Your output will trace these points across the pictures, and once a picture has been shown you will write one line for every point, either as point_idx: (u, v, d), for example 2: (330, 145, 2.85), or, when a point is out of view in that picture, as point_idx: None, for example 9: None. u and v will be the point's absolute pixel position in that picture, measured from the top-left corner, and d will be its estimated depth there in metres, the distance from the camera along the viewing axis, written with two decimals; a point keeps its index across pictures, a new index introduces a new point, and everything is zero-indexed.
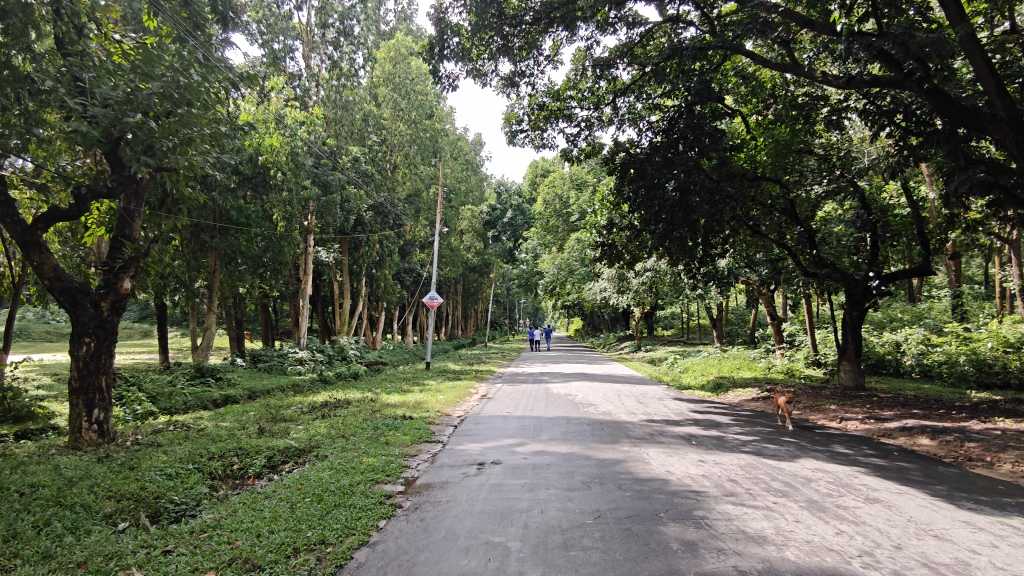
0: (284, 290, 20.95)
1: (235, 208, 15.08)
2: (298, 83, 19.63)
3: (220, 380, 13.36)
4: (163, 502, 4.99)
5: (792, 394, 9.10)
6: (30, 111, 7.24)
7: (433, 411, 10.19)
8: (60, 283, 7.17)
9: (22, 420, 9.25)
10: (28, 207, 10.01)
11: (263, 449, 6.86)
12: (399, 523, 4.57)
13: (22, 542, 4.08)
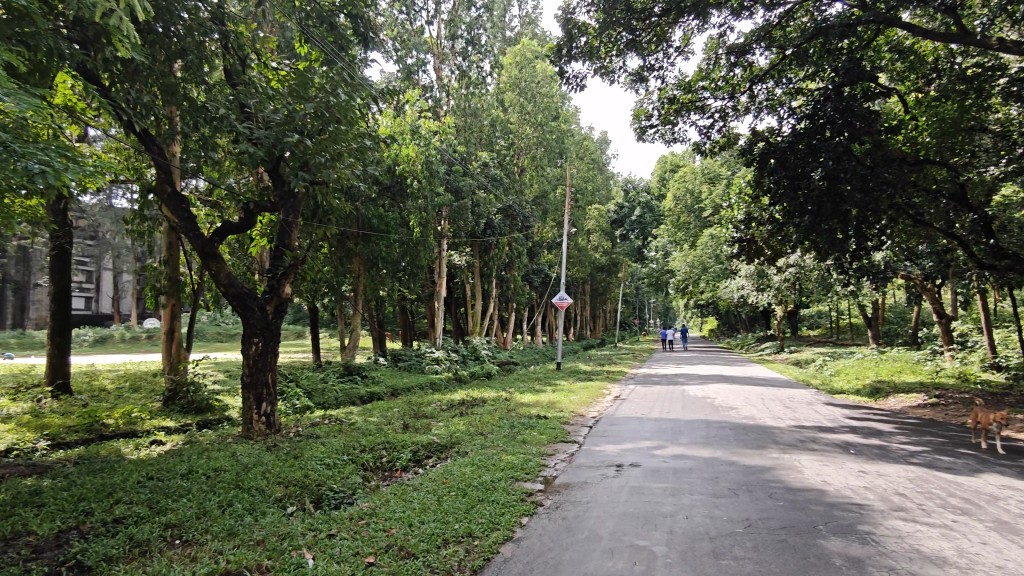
0: (421, 293, 21.94)
1: (376, 216, 16.04)
2: (430, 94, 20.55)
3: (366, 377, 14.27)
4: (324, 489, 5.42)
5: (999, 411, 7.40)
6: (206, 136, 8.16)
7: (567, 411, 10.22)
8: (233, 289, 8.01)
9: (203, 411, 10.44)
10: (204, 223, 11.27)
11: (409, 443, 7.23)
12: (542, 520, 4.63)
13: (211, 520, 4.61)
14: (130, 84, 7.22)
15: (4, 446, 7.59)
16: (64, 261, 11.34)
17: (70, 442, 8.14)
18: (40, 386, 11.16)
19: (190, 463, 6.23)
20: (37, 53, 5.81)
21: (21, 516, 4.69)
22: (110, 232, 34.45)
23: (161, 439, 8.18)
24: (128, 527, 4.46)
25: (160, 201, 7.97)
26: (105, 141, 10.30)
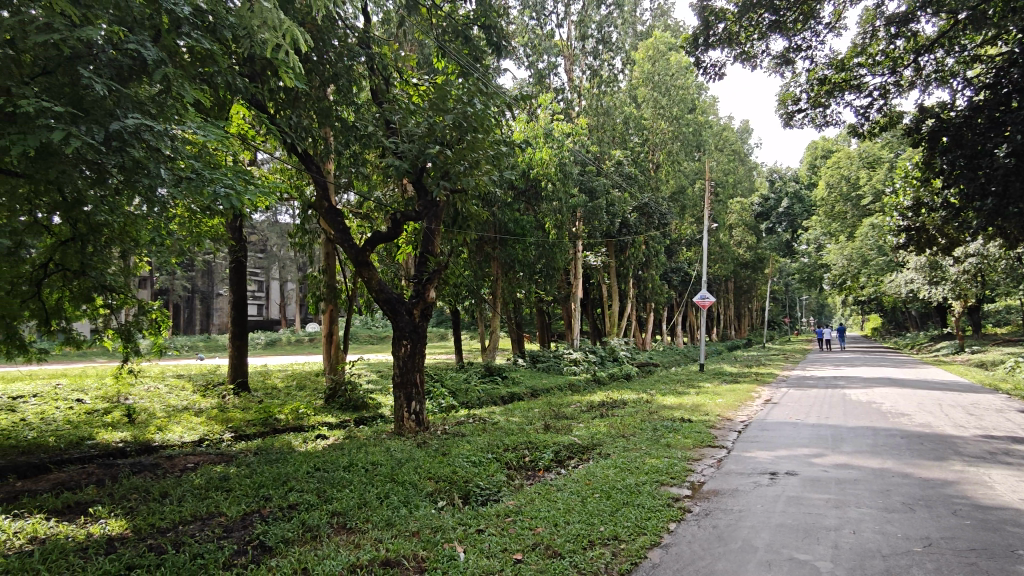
0: (557, 295, 22.10)
1: (512, 220, 16.40)
2: (562, 97, 20.69)
3: (506, 378, 14.63)
4: (472, 485, 5.62)
5: None
6: (357, 152, 8.77)
7: (713, 414, 9.81)
8: (384, 294, 8.55)
9: (360, 408, 11.25)
10: (357, 233, 12.12)
11: (551, 444, 7.30)
12: (691, 527, 4.48)
13: (371, 509, 4.95)
14: (292, 110, 7.95)
15: (198, 436, 8.66)
16: (241, 273, 12.70)
17: (249, 434, 9.12)
18: (225, 383, 12.61)
19: (350, 456, 6.73)
20: (217, 89, 6.57)
21: (214, 499, 5.33)
22: (276, 246, 38.11)
23: (324, 434, 8.93)
24: (300, 513, 4.91)
25: (319, 216, 8.72)
26: (272, 164, 11.43)
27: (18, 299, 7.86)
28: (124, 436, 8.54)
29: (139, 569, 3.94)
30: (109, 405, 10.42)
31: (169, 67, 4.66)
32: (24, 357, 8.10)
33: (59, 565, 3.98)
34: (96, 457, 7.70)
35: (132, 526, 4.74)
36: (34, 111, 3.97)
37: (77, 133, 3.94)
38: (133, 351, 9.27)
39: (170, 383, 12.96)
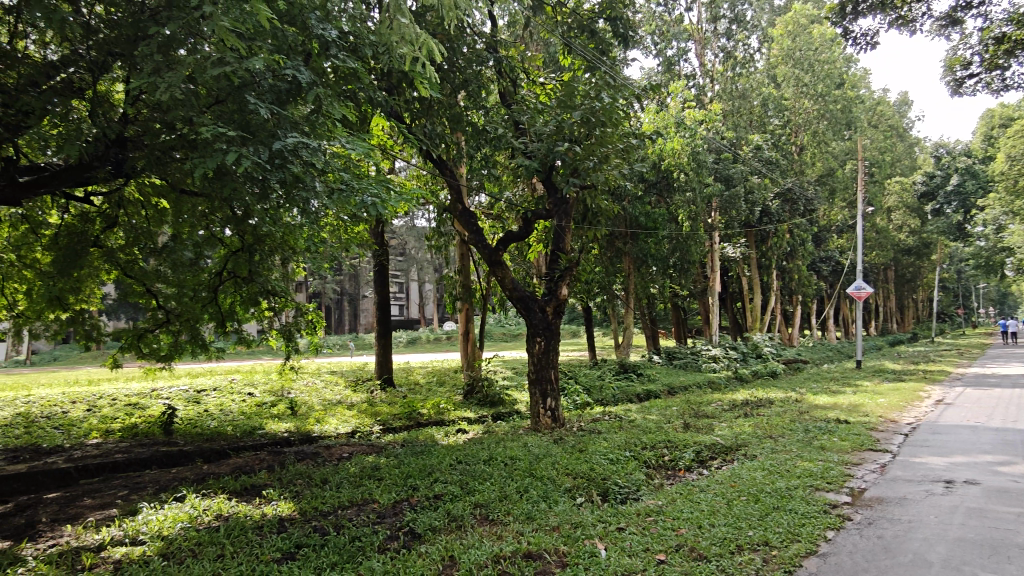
0: (693, 289, 21.35)
1: (643, 213, 16.06)
2: (693, 83, 19.98)
3: (641, 375, 14.38)
4: (610, 483, 5.58)
5: None
6: (488, 154, 9.00)
7: (873, 415, 9.00)
8: (517, 292, 8.73)
9: (496, 404, 11.56)
10: (489, 234, 12.45)
11: (692, 443, 7.07)
12: (851, 536, 4.15)
13: (512, 502, 5.07)
14: (426, 118, 8.32)
15: (351, 428, 9.35)
16: (384, 275, 13.51)
17: (396, 427, 9.69)
18: (373, 379, 13.47)
19: (490, 450, 6.93)
20: (360, 104, 7.03)
21: (367, 486, 5.72)
22: (414, 248, 40.18)
23: (464, 428, 9.28)
24: (445, 503, 5.14)
25: (454, 218, 9.09)
26: (410, 171, 12.03)
27: (200, 304, 8.92)
28: (289, 426, 9.41)
29: (307, 547, 4.33)
30: (275, 398, 11.52)
31: (319, 88, 5.06)
32: (207, 355, 9.17)
33: (241, 540, 4.47)
34: (266, 445, 8.55)
35: (299, 508, 5.21)
36: (210, 137, 4.48)
37: (245, 154, 4.39)
38: (294, 349, 10.17)
39: (325, 378, 14.09)
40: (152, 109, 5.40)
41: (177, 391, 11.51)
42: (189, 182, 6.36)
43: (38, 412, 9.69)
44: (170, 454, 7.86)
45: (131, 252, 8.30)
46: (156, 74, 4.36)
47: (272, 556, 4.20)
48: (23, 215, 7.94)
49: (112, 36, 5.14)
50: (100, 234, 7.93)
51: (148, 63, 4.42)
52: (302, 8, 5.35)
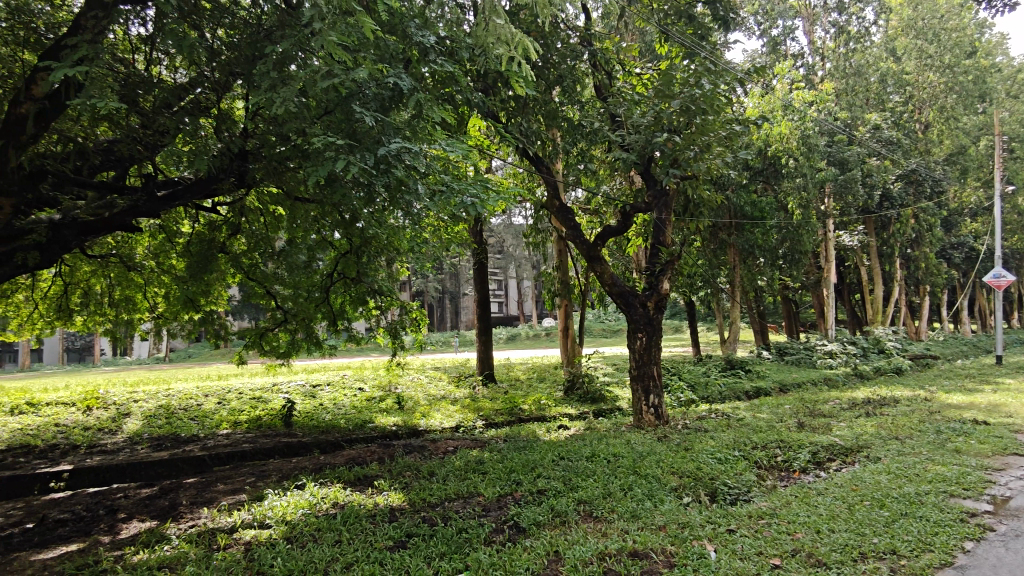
0: (805, 281, 20.22)
1: (749, 203, 15.40)
2: (802, 62, 18.93)
3: (750, 372, 13.78)
4: (719, 483, 5.39)
5: None
6: (584, 149, 8.93)
7: (1019, 417, 8.13)
8: (616, 287, 8.68)
9: (597, 400, 11.49)
10: (587, 229, 12.37)
11: (807, 443, 6.70)
12: (994, 550, 3.77)
13: (616, 500, 5.02)
14: (522, 116, 8.37)
15: (455, 423, 9.60)
16: (484, 273, 13.77)
17: (498, 422, 9.85)
18: (475, 375, 13.77)
19: (592, 447, 6.90)
20: (458, 105, 7.18)
21: (472, 479, 5.86)
22: (512, 246, 40.62)
23: (566, 424, 9.29)
24: (549, 498, 5.16)
25: (551, 215, 9.13)
26: (507, 169, 12.19)
27: (313, 304, 9.49)
28: (397, 421, 9.80)
29: (417, 536, 4.50)
30: (384, 393, 12.03)
31: (420, 93, 5.21)
32: (321, 352, 9.72)
33: (356, 528, 4.71)
34: (376, 438, 8.96)
35: (408, 499, 5.42)
36: (321, 146, 4.73)
37: (352, 161, 4.59)
38: (400, 346, 10.57)
39: (430, 374, 14.56)
40: (269, 123, 5.79)
41: (295, 386, 12.30)
42: (302, 189, 6.76)
43: (177, 404, 10.67)
44: (290, 444, 8.41)
45: (253, 256, 8.94)
46: (271, 90, 4.66)
47: (384, 544, 4.39)
48: (161, 226, 8.76)
49: (233, 56, 5.55)
50: (226, 241, 8.59)
51: (264, 80, 4.72)
52: (402, 17, 5.55)
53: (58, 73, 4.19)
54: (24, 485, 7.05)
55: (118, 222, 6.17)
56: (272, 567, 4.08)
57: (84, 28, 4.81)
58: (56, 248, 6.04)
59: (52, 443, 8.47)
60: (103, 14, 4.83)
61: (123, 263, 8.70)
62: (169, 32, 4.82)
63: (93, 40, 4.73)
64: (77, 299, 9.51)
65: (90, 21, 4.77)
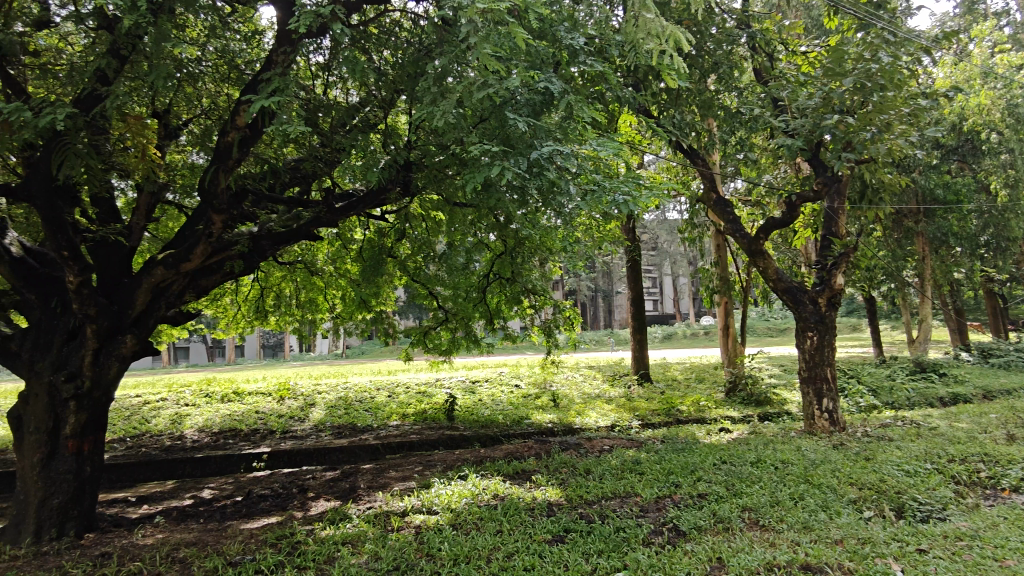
0: (1016, 272, 17.54)
1: (941, 185, 13.68)
2: (1006, 21, 16.48)
3: (944, 376, 12.23)
4: (906, 498, 4.85)
5: None
6: (743, 138, 8.51)
7: None
8: (782, 283, 8.18)
9: (763, 404, 10.86)
10: (748, 222, 11.71)
11: (1019, 458, 5.81)
12: None
13: (785, 509, 4.72)
14: (675, 108, 8.15)
15: (611, 422, 9.55)
16: (637, 270, 13.55)
17: (655, 423, 9.64)
18: (630, 374, 13.62)
19: (758, 452, 6.53)
20: (609, 103, 7.16)
21: (630, 479, 5.80)
22: (667, 242, 39.53)
23: (727, 427, 8.88)
24: (710, 503, 4.97)
25: (707, 209, 8.79)
26: (660, 164, 11.92)
27: (472, 303, 9.98)
28: (553, 417, 9.98)
29: (575, 532, 4.56)
30: (539, 390, 12.29)
31: (572, 95, 5.26)
32: (479, 349, 10.15)
33: (516, 519, 4.88)
34: (533, 434, 9.17)
35: (565, 495, 5.50)
36: (478, 154, 4.94)
37: (507, 166, 4.73)
38: (554, 344, 10.73)
39: (584, 373, 14.63)
40: (430, 134, 6.17)
41: (456, 382, 12.95)
42: (460, 195, 7.11)
43: (353, 396, 11.70)
44: (453, 437, 8.89)
45: (418, 260, 9.55)
46: (432, 104, 4.93)
47: (544, 537, 4.50)
48: (337, 234, 9.65)
49: (398, 75, 6.00)
50: (393, 246, 9.26)
51: (426, 95, 5.02)
52: (552, 22, 5.66)
53: (255, 106, 4.78)
54: (233, 463, 8.14)
55: (304, 233, 6.70)
56: (440, 551, 4.35)
57: (276, 63, 5.44)
58: (255, 256, 6.58)
59: (254, 428, 9.68)
60: (290, 49, 5.43)
61: (307, 269, 9.65)
62: (344, 59, 5.31)
63: (283, 72, 5.34)
64: (270, 301, 10.69)
65: (279, 56, 5.39)
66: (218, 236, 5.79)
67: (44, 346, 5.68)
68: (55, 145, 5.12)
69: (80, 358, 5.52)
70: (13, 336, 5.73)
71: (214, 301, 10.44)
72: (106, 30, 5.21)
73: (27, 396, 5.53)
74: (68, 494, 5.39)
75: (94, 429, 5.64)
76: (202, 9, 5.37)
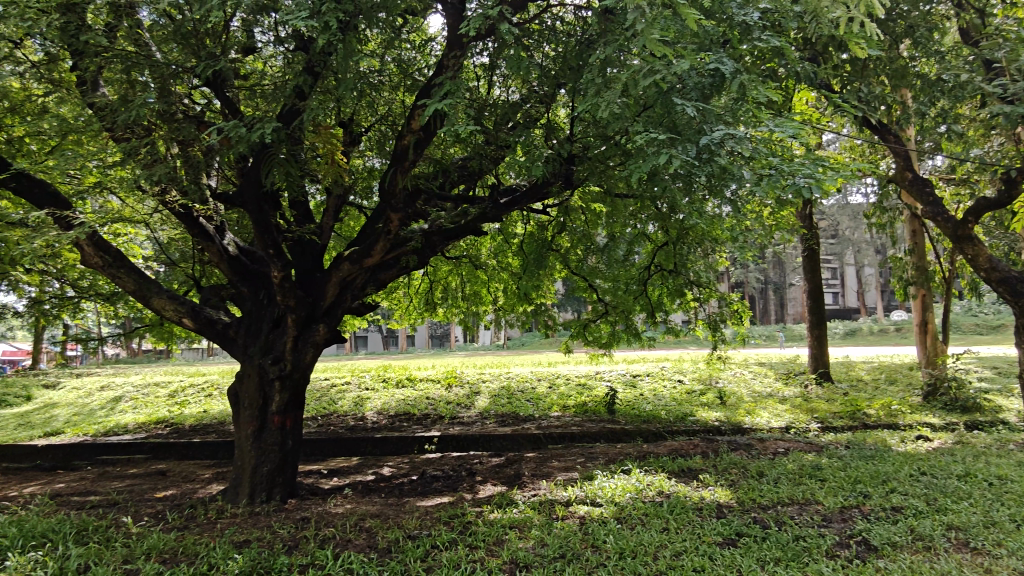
0: None
1: None
2: None
3: None
4: None
5: None
6: (946, 108, 7.49)
7: None
8: (997, 273, 7.23)
9: (971, 411, 9.52)
10: (951, 203, 10.33)
11: None
12: None
13: (1004, 533, 4.11)
14: (861, 81, 7.39)
15: (785, 423, 8.93)
16: (815, 260, 12.51)
17: (838, 427, 8.85)
18: (806, 373, 12.62)
19: (967, 465, 5.74)
20: (785, 80, 6.66)
21: (809, 486, 5.38)
22: (849, 229, 36.03)
23: (926, 435, 7.91)
24: (907, 518, 4.46)
25: (902, 190, 7.97)
26: (842, 143, 10.89)
27: (632, 296, 9.82)
28: (720, 415, 9.54)
29: (748, 537, 4.33)
30: (705, 387, 11.82)
31: (745, 75, 4.95)
32: (641, 343, 9.99)
33: (683, 518, 4.74)
34: (698, 432, 8.84)
35: (736, 497, 5.24)
36: (643, 144, 4.82)
37: (675, 154, 4.55)
38: (721, 339, 10.23)
39: (754, 370, 13.80)
40: (591, 127, 6.16)
41: (617, 375, 12.85)
42: (622, 186, 7.02)
43: (516, 386, 12.06)
44: (615, 431, 8.83)
45: (578, 252, 9.59)
46: (596, 95, 4.89)
47: (714, 539, 4.33)
48: (500, 228, 9.98)
49: (560, 70, 6.06)
50: (554, 240, 9.38)
51: (590, 86, 4.99)
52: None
53: (429, 109, 5.05)
54: (407, 444, 8.77)
55: (471, 228, 6.97)
56: (605, 543, 4.35)
57: (447, 67, 5.73)
58: (427, 251, 6.96)
59: (425, 412, 10.36)
60: (460, 53, 5.69)
61: (472, 264, 10.10)
62: (509, 57, 5.45)
63: (453, 76, 5.61)
64: (438, 294, 11.32)
65: (449, 61, 5.67)
66: (395, 234, 6.20)
67: (255, 333, 6.49)
68: (263, 157, 5.83)
69: (284, 344, 6.24)
70: (230, 324, 6.62)
71: (389, 294, 11.29)
72: (302, 50, 5.83)
73: (242, 376, 6.37)
74: (274, 463, 6.16)
75: (294, 407, 6.38)
76: (382, 24, 5.80)
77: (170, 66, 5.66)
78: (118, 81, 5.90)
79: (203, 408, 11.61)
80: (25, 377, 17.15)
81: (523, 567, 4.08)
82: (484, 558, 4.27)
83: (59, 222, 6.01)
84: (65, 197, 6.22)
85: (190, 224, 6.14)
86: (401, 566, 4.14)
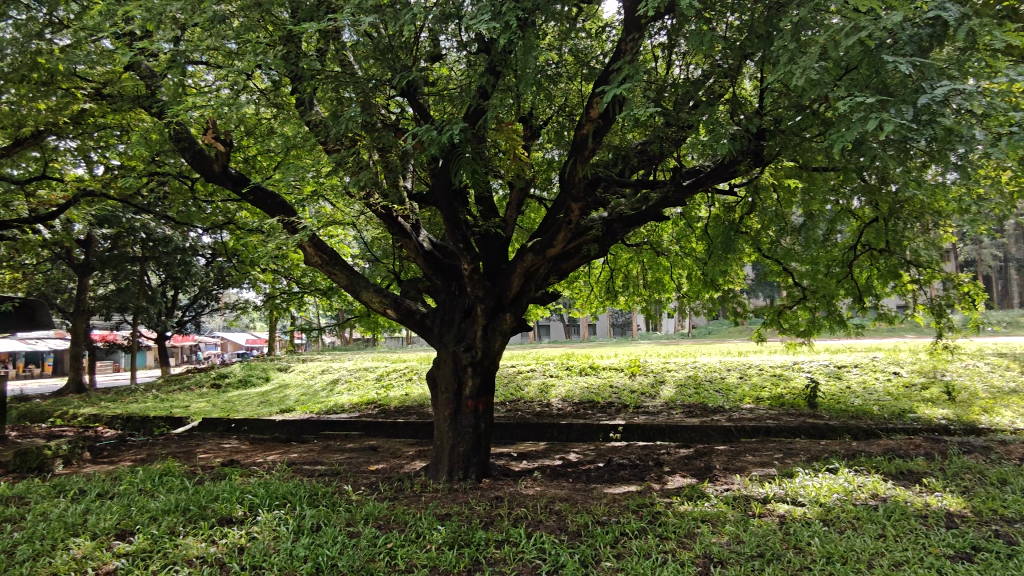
0: None
1: None
2: None
3: None
4: None
5: None
6: None
7: None
8: None
9: None
10: None
11: None
12: None
13: None
14: None
15: None
16: None
17: None
18: None
19: None
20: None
21: None
22: None
23: None
24: None
25: None
26: None
27: (835, 280, 8.94)
28: (948, 413, 8.36)
29: (988, 552, 3.78)
30: (928, 380, 10.42)
31: (973, 18, 4.25)
32: (846, 331, 9.07)
33: (904, 526, 4.24)
34: (920, 431, 7.83)
35: (972, 506, 4.57)
36: (847, 111, 4.34)
37: (886, 117, 4.03)
38: (948, 327, 8.94)
39: (993, 361, 11.86)
40: (783, 97, 5.68)
41: (818, 366, 11.81)
42: (819, 158, 6.41)
43: (704, 376, 11.61)
44: (817, 426, 8.14)
45: (770, 234, 8.95)
46: (790, 62, 4.48)
47: (943, 551, 3.83)
48: (683, 213, 9.64)
49: (746, 40, 5.67)
50: (742, 221, 8.85)
51: (782, 53, 4.59)
52: None
53: (608, 95, 5.00)
54: (593, 431, 8.86)
55: (653, 215, 6.80)
56: (810, 546, 4.05)
57: (625, 51, 5.63)
58: (609, 239, 6.90)
59: (610, 401, 10.39)
60: (638, 34, 5.56)
61: (653, 251, 9.89)
62: (689, 32, 5.21)
63: (631, 59, 5.49)
64: (620, 282, 11.25)
65: (627, 45, 5.55)
66: (576, 224, 6.24)
67: (448, 322, 6.96)
68: (451, 157, 6.18)
69: (474, 332, 6.62)
70: (427, 314, 7.16)
71: (570, 283, 11.43)
72: (484, 52, 6.09)
73: (438, 362, 6.87)
74: (470, 444, 6.59)
75: (486, 391, 6.75)
76: (558, 16, 5.85)
77: (370, 80, 6.20)
78: (328, 99, 6.60)
79: (405, 391, 12.74)
80: (266, 362, 20.14)
81: (717, 563, 3.94)
82: (676, 550, 4.19)
83: (286, 227, 6.92)
84: (291, 205, 7.17)
85: (391, 224, 6.73)
86: (590, 550, 4.20)
